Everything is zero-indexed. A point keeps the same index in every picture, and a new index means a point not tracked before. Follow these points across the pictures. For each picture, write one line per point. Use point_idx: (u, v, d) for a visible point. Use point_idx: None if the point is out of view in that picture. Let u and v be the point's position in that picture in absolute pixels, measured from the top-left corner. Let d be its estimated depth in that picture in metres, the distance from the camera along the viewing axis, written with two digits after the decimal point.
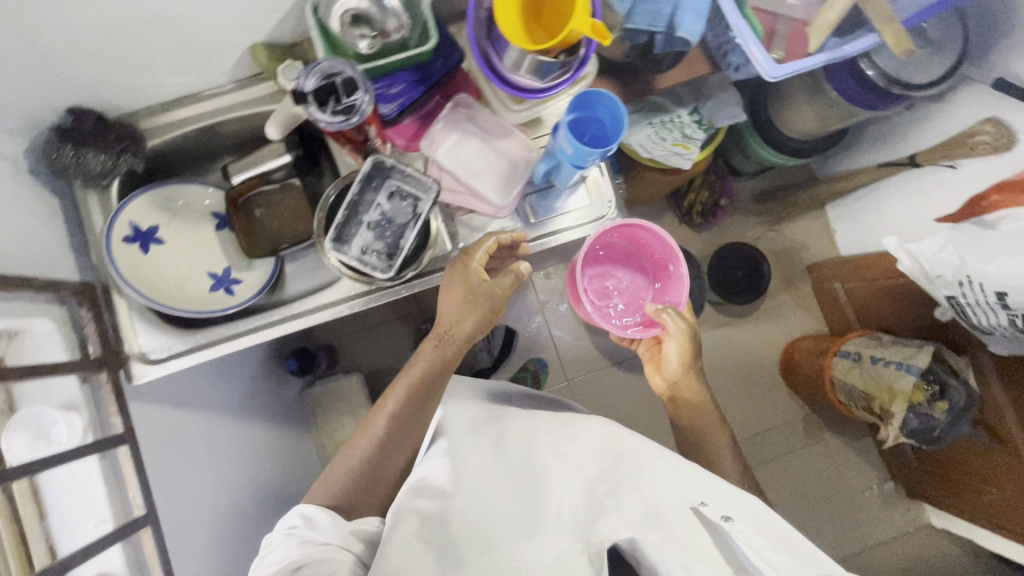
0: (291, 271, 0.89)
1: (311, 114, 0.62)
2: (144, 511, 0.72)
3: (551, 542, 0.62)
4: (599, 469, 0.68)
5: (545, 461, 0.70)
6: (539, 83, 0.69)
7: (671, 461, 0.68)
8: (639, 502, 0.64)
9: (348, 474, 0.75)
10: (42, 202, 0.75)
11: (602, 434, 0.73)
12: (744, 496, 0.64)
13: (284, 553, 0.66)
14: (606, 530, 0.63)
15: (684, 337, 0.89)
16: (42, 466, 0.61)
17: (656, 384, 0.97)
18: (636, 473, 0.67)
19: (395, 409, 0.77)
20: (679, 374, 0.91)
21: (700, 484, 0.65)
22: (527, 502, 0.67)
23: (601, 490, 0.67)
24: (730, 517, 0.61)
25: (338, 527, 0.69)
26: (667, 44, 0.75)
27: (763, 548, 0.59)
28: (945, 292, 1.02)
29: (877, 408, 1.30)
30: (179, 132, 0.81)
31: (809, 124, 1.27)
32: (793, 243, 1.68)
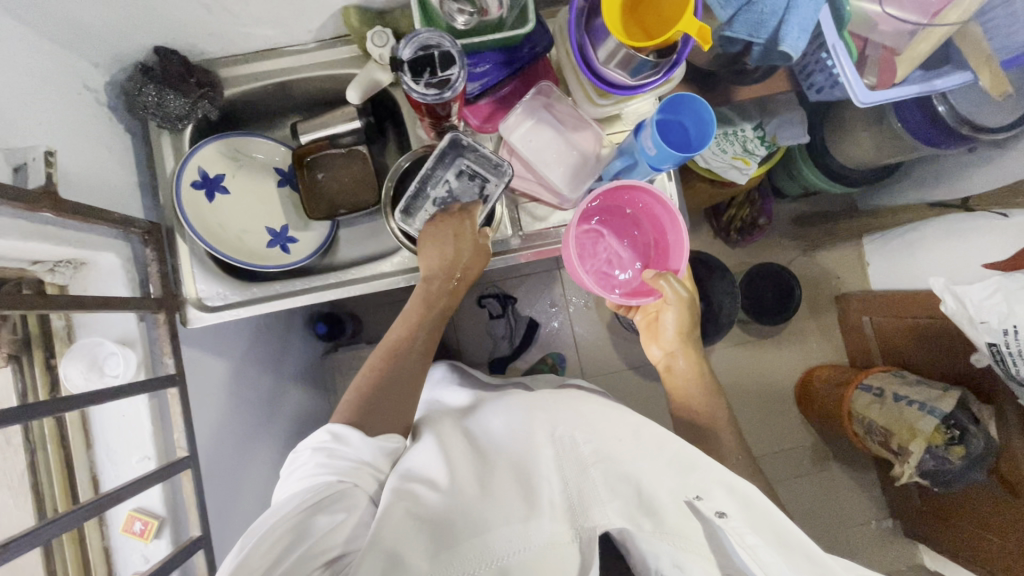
0: (345, 236, 0.91)
1: (404, 83, 0.63)
2: (187, 453, 0.72)
3: (546, 527, 0.55)
4: (596, 448, 0.63)
5: (535, 437, 0.65)
6: (628, 80, 0.69)
7: (670, 449, 0.63)
8: (636, 488, 0.60)
9: (365, 385, 0.70)
10: (116, 137, 0.75)
11: (597, 417, 0.68)
12: (739, 484, 0.59)
13: (312, 472, 0.61)
14: (601, 516, 0.58)
15: (681, 304, 0.82)
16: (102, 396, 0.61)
17: (652, 354, 0.91)
18: (634, 458, 0.62)
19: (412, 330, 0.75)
20: (676, 346, 0.87)
21: (694, 474, 0.61)
22: (515, 481, 0.61)
23: (593, 471, 0.62)
24: (727, 514, 0.57)
25: (368, 443, 0.64)
26: (765, 55, 0.69)
27: (760, 547, 0.56)
28: (988, 338, 1.01)
29: (896, 445, 1.28)
30: (256, 85, 0.82)
31: (864, 153, 1.24)
32: (827, 271, 1.68)
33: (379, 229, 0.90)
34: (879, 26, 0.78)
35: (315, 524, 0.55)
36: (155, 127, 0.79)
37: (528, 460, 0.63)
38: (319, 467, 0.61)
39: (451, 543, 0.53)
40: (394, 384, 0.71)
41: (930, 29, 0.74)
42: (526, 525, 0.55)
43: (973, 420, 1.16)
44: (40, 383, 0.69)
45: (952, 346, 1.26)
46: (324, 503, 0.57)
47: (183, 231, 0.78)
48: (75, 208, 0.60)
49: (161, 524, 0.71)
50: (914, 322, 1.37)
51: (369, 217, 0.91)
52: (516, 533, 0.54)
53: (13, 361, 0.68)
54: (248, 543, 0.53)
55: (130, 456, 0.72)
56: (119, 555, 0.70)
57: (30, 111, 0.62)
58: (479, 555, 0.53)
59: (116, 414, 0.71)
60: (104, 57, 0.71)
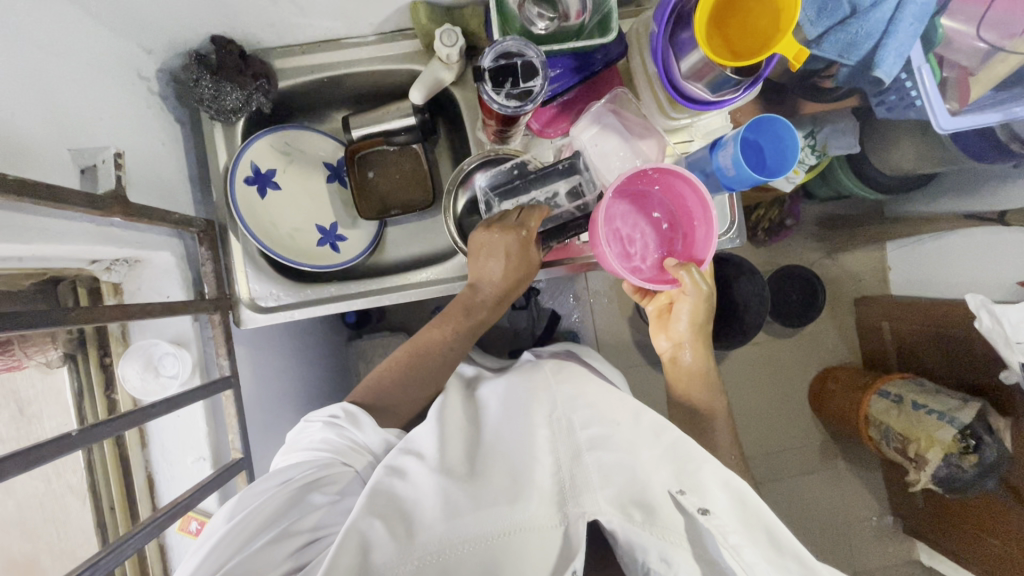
0: (393, 235, 0.89)
1: (485, 92, 0.61)
2: (240, 455, 0.71)
3: (530, 509, 0.51)
4: (593, 432, 0.57)
5: (529, 421, 0.59)
6: (709, 95, 0.66)
7: (665, 438, 0.57)
8: (627, 476, 0.54)
9: (386, 374, 0.73)
10: (167, 129, 0.72)
11: (600, 397, 0.62)
12: (734, 478, 0.55)
13: (311, 452, 0.62)
14: (593, 503, 0.52)
15: (700, 298, 0.74)
16: (164, 405, 0.60)
17: (658, 344, 0.83)
18: (629, 444, 0.56)
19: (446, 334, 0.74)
20: (686, 339, 0.80)
21: (689, 467, 0.55)
22: (499, 466, 0.55)
23: (587, 458, 0.55)
24: (710, 512, 0.52)
25: (377, 437, 0.65)
26: (852, 75, 0.67)
27: (745, 548, 0.51)
28: (1021, 358, 1.02)
29: (912, 452, 1.28)
30: (311, 77, 0.78)
31: (907, 161, 1.16)
32: (850, 275, 1.62)
33: (430, 229, 0.89)
34: (955, 43, 0.75)
35: (305, 502, 0.56)
36: (206, 118, 0.76)
37: (514, 443, 0.58)
38: (317, 449, 0.62)
39: (417, 533, 0.49)
40: (417, 377, 0.73)
41: (1006, 53, 0.71)
42: (510, 509, 0.50)
43: (989, 431, 1.16)
44: (95, 381, 0.68)
45: (975, 358, 1.25)
46: (317, 484, 0.58)
47: (235, 228, 0.76)
48: (142, 211, 0.58)
49: None
50: (949, 333, 1.30)
51: (417, 216, 0.89)
52: (493, 517, 0.50)
53: (69, 361, 0.67)
54: (241, 507, 0.54)
55: (186, 456, 0.71)
56: (175, 551, 0.71)
57: (90, 105, 0.59)
58: (450, 543, 0.48)
59: (170, 417, 0.71)
60: (157, 44, 0.68)
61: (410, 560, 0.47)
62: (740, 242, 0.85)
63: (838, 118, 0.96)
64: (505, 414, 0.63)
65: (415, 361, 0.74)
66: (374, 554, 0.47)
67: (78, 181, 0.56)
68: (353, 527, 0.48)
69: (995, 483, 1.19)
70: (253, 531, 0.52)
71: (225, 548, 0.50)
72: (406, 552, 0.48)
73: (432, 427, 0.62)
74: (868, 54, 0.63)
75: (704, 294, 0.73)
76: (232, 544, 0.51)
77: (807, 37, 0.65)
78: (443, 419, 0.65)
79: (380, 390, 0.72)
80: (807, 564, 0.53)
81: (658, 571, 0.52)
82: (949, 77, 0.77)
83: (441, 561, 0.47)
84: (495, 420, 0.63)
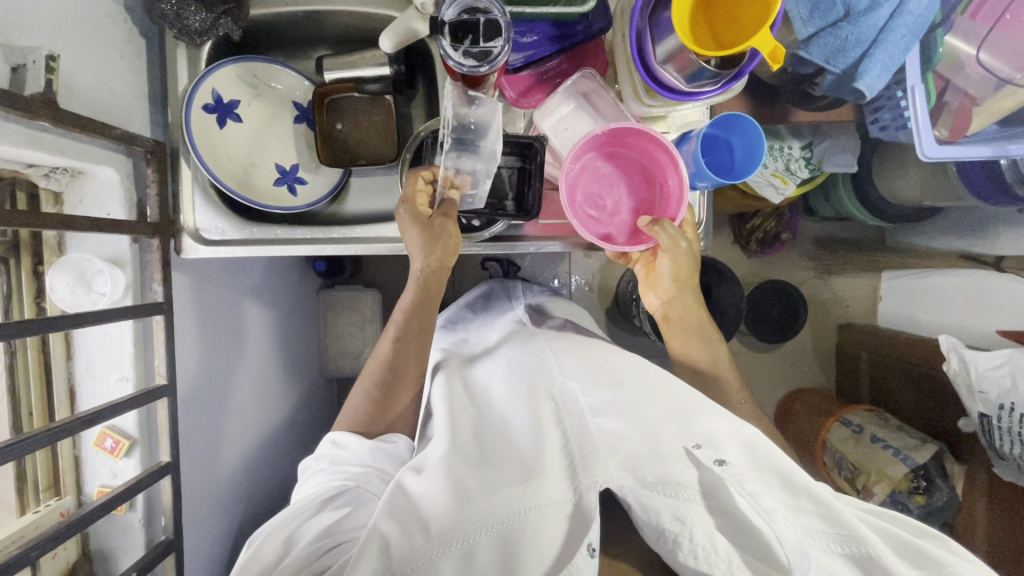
0: (356, 186, 0.87)
1: (442, 47, 0.58)
2: (165, 382, 0.71)
3: (545, 487, 0.53)
4: (597, 408, 0.61)
5: (537, 403, 0.63)
6: (683, 85, 0.63)
7: (670, 399, 0.60)
8: (637, 447, 0.54)
9: (359, 399, 0.72)
10: (128, 42, 0.70)
11: (609, 373, 0.66)
12: (741, 427, 0.54)
13: (319, 478, 0.66)
14: (603, 471, 0.53)
15: (679, 255, 0.70)
16: (73, 323, 0.59)
17: (648, 303, 0.81)
18: (635, 407, 0.58)
19: (397, 334, 0.72)
20: (673, 293, 0.77)
21: (697, 424, 0.55)
22: (511, 455, 0.58)
23: (592, 428, 0.59)
24: (726, 462, 0.51)
25: (366, 448, 0.68)
26: (837, 86, 0.64)
27: (762, 494, 0.49)
28: (981, 409, 0.99)
29: (860, 483, 1.20)
30: (285, 9, 0.75)
31: (911, 192, 1.08)
32: (838, 300, 1.55)
33: (392, 187, 0.86)
34: (966, 68, 0.70)
35: (322, 518, 0.59)
36: (171, 37, 0.73)
37: (521, 431, 0.61)
38: (325, 475, 0.66)
39: (432, 522, 0.51)
40: (390, 390, 0.71)
41: (1015, 85, 0.68)
42: (526, 488, 0.52)
43: (941, 474, 1.16)
44: (25, 288, 0.68)
45: (942, 404, 1.22)
46: (331, 502, 0.61)
47: (188, 155, 0.74)
48: (73, 119, 0.57)
49: (133, 444, 0.72)
50: (916, 368, 1.27)
51: (383, 170, 0.86)
52: (511, 497, 0.52)
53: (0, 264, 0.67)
54: (261, 531, 0.59)
55: (109, 374, 0.71)
56: (89, 466, 0.72)
57: (38, 4, 0.57)
58: (469, 525, 0.50)
59: (98, 333, 0.70)
60: None
61: (430, 547, 0.49)
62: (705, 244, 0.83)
63: (836, 132, 0.90)
64: (513, 393, 0.66)
65: (384, 376, 0.71)
66: (393, 545, 0.49)
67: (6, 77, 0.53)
68: (374, 529, 0.50)
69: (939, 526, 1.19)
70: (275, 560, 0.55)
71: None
72: (423, 542, 0.49)
73: (447, 410, 0.66)
74: (855, 63, 0.60)
75: (681, 247, 0.70)
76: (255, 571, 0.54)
77: (798, 37, 0.60)
78: (456, 401, 0.68)
79: (361, 422, 0.71)
80: (823, 502, 0.49)
81: (672, 531, 0.51)
82: (951, 102, 0.71)
83: (466, 538, 0.49)
84: (504, 399, 0.67)
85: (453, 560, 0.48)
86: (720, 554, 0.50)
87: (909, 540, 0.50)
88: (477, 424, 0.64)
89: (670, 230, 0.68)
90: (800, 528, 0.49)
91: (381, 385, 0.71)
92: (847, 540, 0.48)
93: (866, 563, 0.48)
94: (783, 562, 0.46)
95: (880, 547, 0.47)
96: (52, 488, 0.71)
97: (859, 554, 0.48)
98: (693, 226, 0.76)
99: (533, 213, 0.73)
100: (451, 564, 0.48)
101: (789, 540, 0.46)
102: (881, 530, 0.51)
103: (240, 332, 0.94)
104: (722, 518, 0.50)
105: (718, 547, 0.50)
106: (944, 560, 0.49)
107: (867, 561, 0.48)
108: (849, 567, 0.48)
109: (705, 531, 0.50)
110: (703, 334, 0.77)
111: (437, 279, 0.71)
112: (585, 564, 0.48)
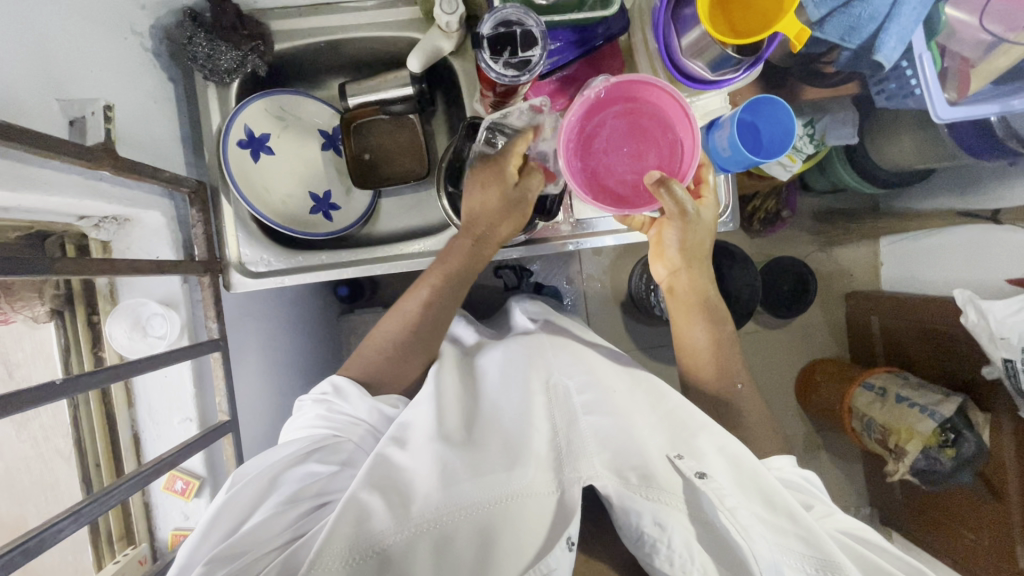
0: (388, 208, 0.89)
1: (484, 60, 0.62)
2: (228, 418, 0.71)
3: (528, 475, 0.53)
4: (586, 405, 0.61)
5: (530, 392, 0.62)
6: (709, 74, 0.67)
7: (664, 407, 0.61)
8: (626, 443, 0.55)
9: (379, 351, 0.68)
10: (160, 88, 0.71)
11: (601, 373, 0.66)
12: (729, 444, 0.55)
13: (310, 423, 0.61)
14: (588, 468, 0.54)
15: (684, 219, 0.67)
16: (138, 369, 0.58)
17: (655, 272, 0.76)
18: (624, 410, 0.60)
19: (429, 298, 0.69)
20: (681, 262, 0.72)
21: (684, 436, 0.57)
22: (498, 439, 0.58)
23: (582, 424, 0.59)
24: (707, 475, 0.52)
25: (366, 404, 0.63)
26: (853, 60, 0.69)
27: (740, 509, 0.50)
28: (1004, 354, 0.95)
29: (892, 444, 1.14)
30: (307, 40, 0.77)
31: (906, 157, 1.01)
32: (843, 270, 1.48)
33: (424, 202, 0.88)
34: (958, 34, 0.73)
35: (309, 468, 0.57)
36: (200, 78, 0.75)
37: (511, 418, 0.60)
38: (317, 419, 0.62)
39: (415, 501, 0.51)
40: (412, 354, 0.68)
41: (1010, 44, 0.68)
42: (509, 475, 0.53)
43: (969, 426, 1.05)
44: (82, 338, 0.71)
45: (961, 354, 1.13)
46: (315, 453, 0.58)
47: (227, 190, 0.75)
48: (132, 166, 0.58)
49: (202, 483, 0.73)
50: (938, 330, 1.17)
51: (411, 187, 0.88)
52: (493, 484, 0.52)
53: (56, 316, 0.69)
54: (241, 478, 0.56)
55: (173, 416, 0.73)
56: (159, 510, 0.73)
57: (86, 60, 0.59)
58: (449, 509, 0.50)
59: (156, 377, 0.72)
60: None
61: (408, 527, 0.49)
62: (735, 227, 0.85)
63: (837, 106, 0.92)
64: (508, 382, 0.65)
65: (407, 339, 0.68)
66: (371, 522, 0.49)
67: (66, 131, 0.56)
68: (353, 498, 0.50)
69: (977, 484, 1.08)
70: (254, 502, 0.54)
71: (227, 516, 0.53)
72: (403, 521, 0.50)
73: (434, 390, 0.63)
74: (870, 37, 0.65)
75: (688, 213, 0.66)
76: (235, 513, 0.53)
77: (811, 18, 0.66)
78: (446, 376, 0.67)
79: (375, 368, 0.67)
80: (801, 522, 0.51)
81: (652, 535, 0.51)
82: (949, 68, 0.74)
83: (445, 522, 0.50)
84: (495, 385, 0.66)
85: (429, 544, 0.49)
86: (695, 562, 0.50)
87: (887, 569, 0.51)
88: (466, 415, 0.63)
89: (678, 195, 0.63)
90: (778, 548, 0.50)
91: (403, 344, 0.68)
92: (823, 565, 0.49)
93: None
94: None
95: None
96: (126, 538, 0.73)
97: None
98: (710, 188, 0.72)
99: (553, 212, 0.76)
100: (428, 546, 0.49)
101: (765, 558, 0.48)
102: (861, 561, 0.52)
103: (280, 366, 0.93)
104: (702, 528, 0.52)
105: (695, 557, 0.50)
106: None
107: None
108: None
109: (684, 539, 0.50)
110: (707, 308, 0.72)
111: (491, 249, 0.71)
112: (561, 557, 0.49)
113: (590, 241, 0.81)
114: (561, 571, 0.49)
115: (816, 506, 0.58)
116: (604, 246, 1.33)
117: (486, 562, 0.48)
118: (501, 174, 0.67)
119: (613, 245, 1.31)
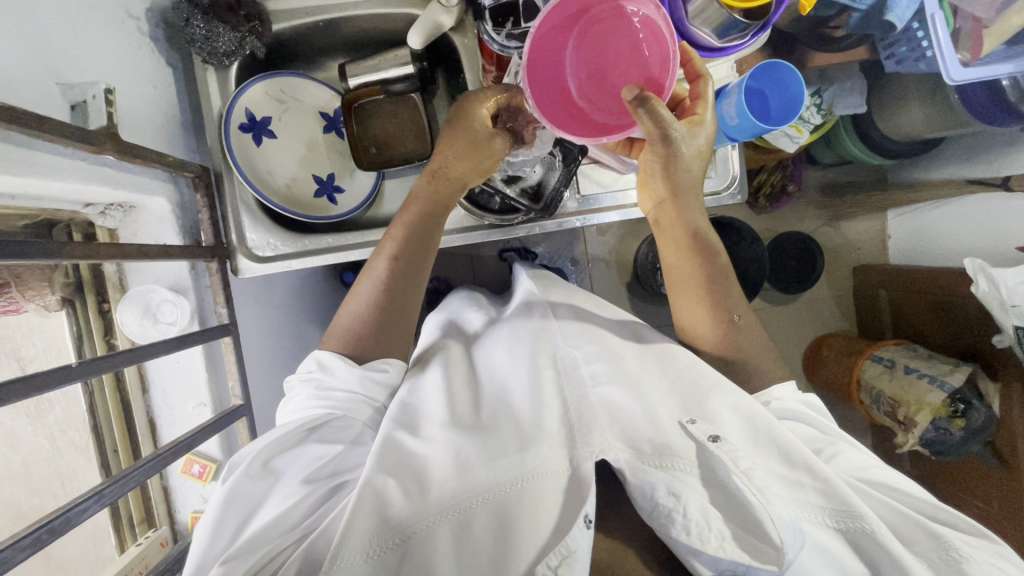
0: (390, 188, 0.86)
1: (486, 32, 0.64)
2: (241, 402, 0.72)
3: (542, 454, 0.54)
4: (597, 377, 0.62)
5: (538, 368, 0.62)
6: (715, 41, 0.65)
7: (673, 371, 0.62)
8: (636, 418, 0.57)
9: (354, 319, 0.64)
10: (159, 72, 0.70)
11: (610, 342, 0.67)
12: (741, 402, 0.56)
13: (302, 403, 0.60)
14: (600, 442, 0.55)
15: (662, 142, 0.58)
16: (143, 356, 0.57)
17: (643, 205, 0.72)
18: (636, 379, 0.61)
19: (393, 252, 0.65)
20: (666, 194, 0.67)
21: (698, 399, 0.57)
22: (508, 422, 0.58)
23: (592, 398, 0.60)
24: (720, 438, 0.52)
25: (354, 374, 0.60)
26: (863, 23, 0.70)
27: (755, 471, 0.49)
28: (1016, 322, 0.93)
29: (901, 415, 1.12)
30: (306, 21, 0.76)
31: (914, 127, 0.98)
32: (849, 244, 1.45)
33: None
34: None
35: (310, 450, 0.56)
36: (198, 62, 0.74)
37: (522, 400, 0.60)
38: (308, 399, 0.60)
39: (431, 488, 0.52)
40: (391, 314, 0.64)
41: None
42: (524, 456, 0.54)
43: (978, 395, 1.04)
44: (94, 327, 0.72)
45: (973, 326, 1.10)
46: (316, 431, 0.57)
47: (230, 175, 0.75)
48: (135, 150, 0.58)
49: (218, 466, 0.75)
50: (948, 302, 1.15)
51: (414, 169, 0.86)
52: (509, 465, 0.53)
53: (67, 305, 0.70)
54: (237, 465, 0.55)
55: (187, 401, 0.74)
56: (179, 492, 0.75)
57: (85, 44, 0.58)
58: (467, 493, 0.51)
59: (169, 363, 0.73)
60: None
61: (426, 514, 0.50)
62: (743, 199, 0.84)
63: (844, 74, 0.89)
64: (517, 361, 0.64)
65: (381, 301, 0.64)
66: (390, 509, 0.50)
67: (68, 116, 0.56)
68: (369, 485, 0.51)
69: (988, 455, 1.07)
70: (265, 488, 0.54)
71: (242, 498, 0.53)
72: (422, 508, 0.50)
73: (440, 374, 0.64)
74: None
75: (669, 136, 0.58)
76: (247, 503, 0.53)
77: None
78: (449, 360, 0.67)
79: (354, 339, 0.63)
80: (819, 475, 0.50)
81: (666, 506, 0.50)
82: (961, 28, 0.72)
83: (465, 508, 0.50)
84: (500, 366, 0.65)
85: (448, 529, 0.50)
86: (712, 530, 0.49)
87: (909, 515, 0.51)
88: (472, 397, 0.63)
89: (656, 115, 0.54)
90: (794, 502, 0.50)
91: (376, 306, 0.64)
92: (842, 516, 0.49)
93: (859, 537, 0.49)
94: (775, 540, 0.46)
95: (876, 522, 0.48)
96: (147, 521, 0.74)
97: (854, 529, 0.49)
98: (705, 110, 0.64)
99: (550, 211, 0.75)
100: (447, 531, 0.50)
101: (782, 519, 0.46)
102: (887, 509, 0.52)
103: (290, 352, 0.93)
104: (716, 492, 0.51)
105: (712, 524, 0.49)
106: (944, 534, 0.49)
107: (862, 535, 0.48)
108: (839, 540, 0.49)
109: (701, 507, 0.50)
110: (696, 244, 0.67)
111: (447, 190, 0.66)
112: (581, 536, 0.48)
113: (598, 219, 0.80)
114: (582, 552, 0.48)
115: (824, 450, 0.57)
116: (609, 226, 1.31)
117: (507, 543, 0.49)
118: (467, 111, 0.63)
119: (617, 224, 1.29)
